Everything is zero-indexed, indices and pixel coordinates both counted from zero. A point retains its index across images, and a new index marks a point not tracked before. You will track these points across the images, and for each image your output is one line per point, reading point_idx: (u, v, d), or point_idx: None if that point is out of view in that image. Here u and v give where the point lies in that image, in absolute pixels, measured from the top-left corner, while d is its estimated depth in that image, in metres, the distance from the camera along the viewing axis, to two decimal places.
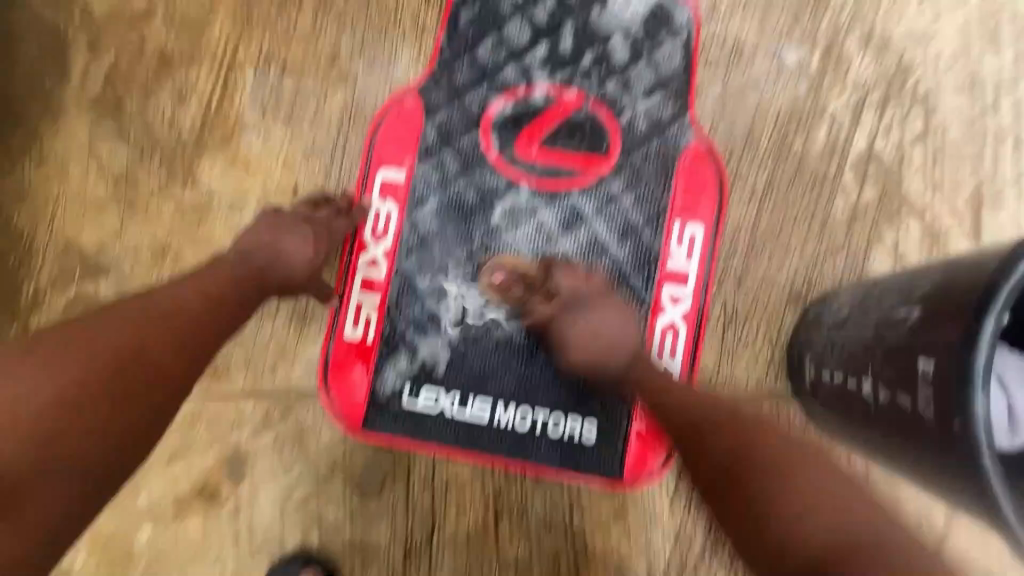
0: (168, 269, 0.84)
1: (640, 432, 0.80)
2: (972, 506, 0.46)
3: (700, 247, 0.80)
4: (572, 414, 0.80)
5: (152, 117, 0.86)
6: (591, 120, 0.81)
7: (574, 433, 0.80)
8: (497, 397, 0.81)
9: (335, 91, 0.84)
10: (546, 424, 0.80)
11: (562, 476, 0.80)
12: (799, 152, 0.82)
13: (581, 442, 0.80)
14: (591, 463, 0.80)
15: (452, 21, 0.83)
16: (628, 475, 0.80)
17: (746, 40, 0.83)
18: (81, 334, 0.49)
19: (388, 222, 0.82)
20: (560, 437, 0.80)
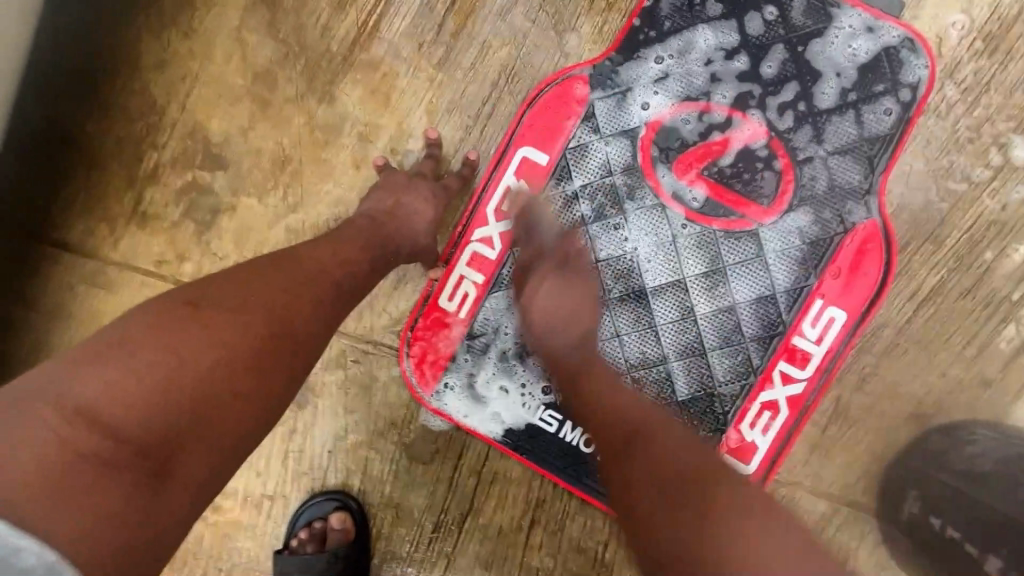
0: (284, 181, 0.82)
1: None
2: None
3: (835, 334, 0.73)
4: None
5: (307, 18, 0.81)
6: (766, 160, 0.72)
7: None
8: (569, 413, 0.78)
9: (501, 46, 0.77)
10: None
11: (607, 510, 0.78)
12: (986, 265, 0.71)
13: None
14: None
15: (650, 6, 0.74)
16: None
17: (976, 119, 0.71)
18: (228, 295, 0.49)
19: None
20: None
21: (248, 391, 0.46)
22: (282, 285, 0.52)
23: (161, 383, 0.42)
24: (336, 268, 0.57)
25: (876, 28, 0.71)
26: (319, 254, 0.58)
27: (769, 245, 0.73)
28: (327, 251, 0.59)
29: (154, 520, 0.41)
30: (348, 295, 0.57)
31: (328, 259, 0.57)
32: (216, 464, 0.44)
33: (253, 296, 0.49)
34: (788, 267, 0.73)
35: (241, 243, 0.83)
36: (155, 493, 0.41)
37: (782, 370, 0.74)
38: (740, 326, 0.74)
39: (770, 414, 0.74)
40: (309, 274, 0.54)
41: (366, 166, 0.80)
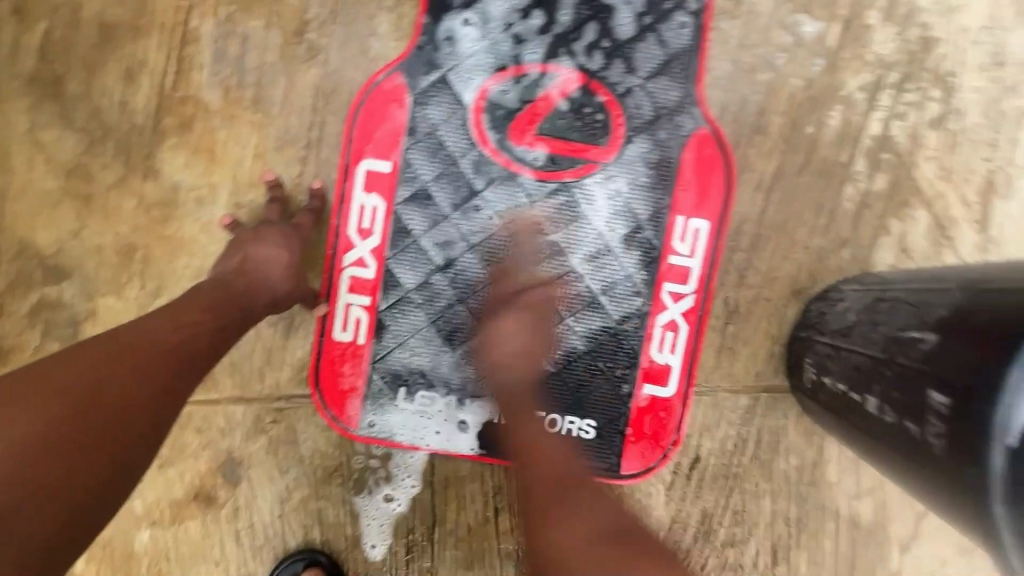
0: (136, 270, 0.78)
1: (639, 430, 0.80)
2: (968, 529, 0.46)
3: (704, 242, 0.77)
4: (570, 413, 0.80)
5: (100, 98, 0.76)
6: (591, 103, 0.74)
7: (572, 431, 0.80)
8: (495, 398, 0.80)
9: (307, 69, 0.76)
10: (544, 423, 0.80)
11: None
12: (812, 138, 0.77)
13: (580, 439, 0.80)
14: (589, 460, 0.81)
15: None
16: (624, 470, 0.81)
17: (761, 10, 0.75)
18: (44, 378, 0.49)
19: (373, 219, 0.76)
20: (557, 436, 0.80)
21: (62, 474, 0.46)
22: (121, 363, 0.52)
23: None
24: (178, 333, 0.57)
25: None
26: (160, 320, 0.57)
27: (620, 181, 0.75)
28: (164, 317, 0.58)
29: None
30: (196, 357, 0.57)
31: (169, 323, 0.57)
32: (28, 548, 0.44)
33: (72, 377, 0.49)
34: (644, 195, 0.76)
35: None
36: None
37: (670, 291, 0.77)
38: (620, 263, 0.77)
39: (672, 333, 0.78)
40: (138, 344, 0.54)
41: (217, 229, 0.78)
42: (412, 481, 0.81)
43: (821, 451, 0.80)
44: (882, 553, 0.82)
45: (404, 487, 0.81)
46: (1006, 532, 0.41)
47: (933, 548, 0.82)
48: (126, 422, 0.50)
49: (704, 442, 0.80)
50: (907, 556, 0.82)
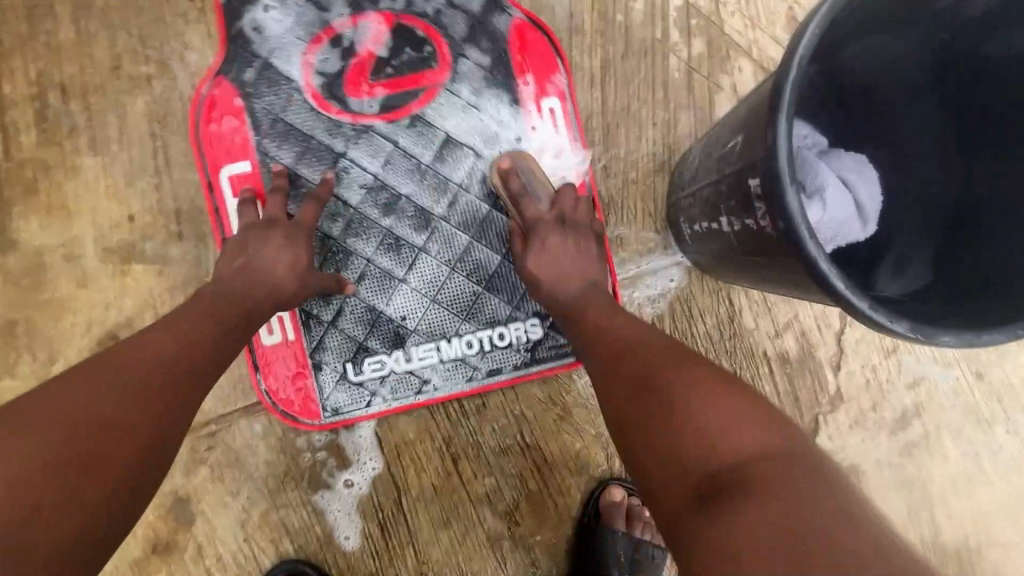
0: (24, 345, 0.76)
1: None
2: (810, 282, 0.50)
3: (562, 118, 0.81)
4: (513, 321, 0.82)
5: None
6: (409, 37, 0.80)
7: (522, 337, 0.82)
8: (435, 337, 0.81)
9: (134, 100, 0.76)
10: (491, 340, 0.82)
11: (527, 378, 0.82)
12: (624, 25, 0.82)
13: (529, 342, 0.82)
14: (551, 355, 0.82)
15: None
16: None
17: None
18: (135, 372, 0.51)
19: None
20: (509, 346, 0.82)
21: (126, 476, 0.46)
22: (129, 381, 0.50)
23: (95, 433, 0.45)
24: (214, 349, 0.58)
25: None
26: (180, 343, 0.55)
27: (464, 93, 0.80)
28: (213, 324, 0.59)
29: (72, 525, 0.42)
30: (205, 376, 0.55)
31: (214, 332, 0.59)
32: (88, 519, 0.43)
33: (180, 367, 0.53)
34: (489, 97, 0.81)
35: None
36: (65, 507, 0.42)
37: (553, 174, 0.81)
38: (500, 166, 0.81)
39: None
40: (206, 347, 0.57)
41: (93, 279, 0.77)
42: (374, 462, 0.81)
43: (731, 303, 0.85)
44: (819, 380, 0.86)
45: (362, 470, 0.81)
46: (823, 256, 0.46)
47: (862, 359, 0.86)
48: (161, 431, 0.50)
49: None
50: (841, 373, 0.86)
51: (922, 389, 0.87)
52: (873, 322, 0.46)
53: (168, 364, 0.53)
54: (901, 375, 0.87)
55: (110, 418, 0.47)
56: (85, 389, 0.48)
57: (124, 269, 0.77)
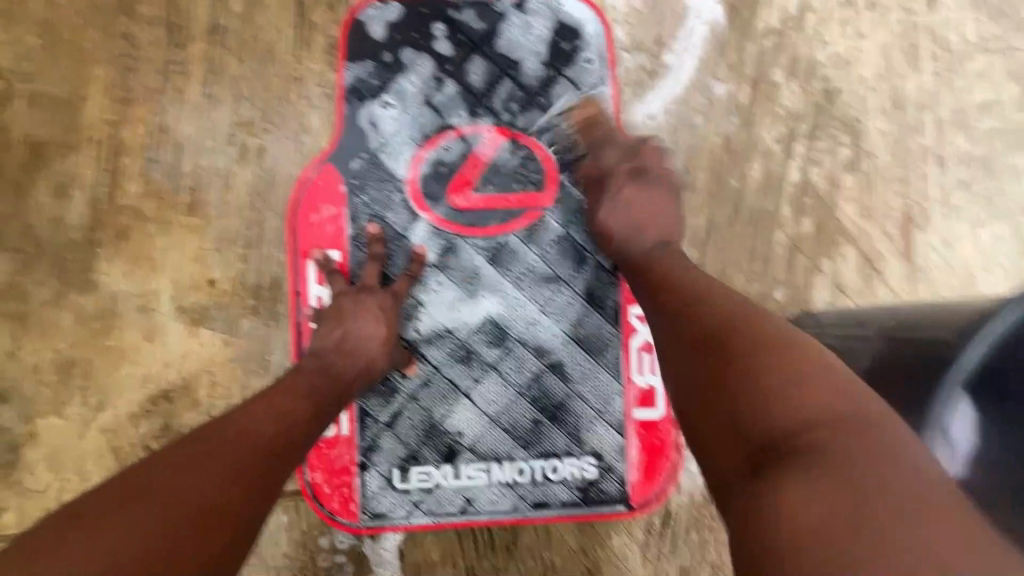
0: (78, 386, 0.76)
1: (644, 458, 0.80)
2: None
3: None
4: (569, 457, 0.79)
5: (33, 218, 0.75)
6: (520, 154, 0.79)
7: (574, 475, 0.79)
8: (487, 458, 0.78)
9: (243, 169, 0.77)
10: (543, 472, 0.79)
11: (569, 518, 0.79)
12: (736, 191, 0.81)
13: (582, 480, 0.79)
14: (599, 499, 0.79)
15: (350, 81, 0.78)
16: (637, 501, 0.80)
17: (673, 78, 0.80)
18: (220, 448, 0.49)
19: None
20: (560, 482, 0.79)
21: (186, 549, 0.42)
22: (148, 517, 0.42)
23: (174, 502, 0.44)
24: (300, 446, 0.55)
25: (536, 8, 0.79)
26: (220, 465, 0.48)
27: (565, 218, 0.79)
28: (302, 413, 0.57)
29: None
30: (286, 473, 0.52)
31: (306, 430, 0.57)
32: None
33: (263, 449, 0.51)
34: (588, 227, 0.79)
35: (59, 467, 0.75)
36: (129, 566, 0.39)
37: (636, 313, 0.80)
38: (587, 298, 0.79)
39: (649, 355, 0.80)
40: (292, 445, 0.54)
41: (160, 334, 0.76)
42: None
43: None
44: None
45: None
46: None
47: None
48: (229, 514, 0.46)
49: (674, 496, 0.80)
50: None
51: None
52: None
53: (190, 499, 0.44)
54: None
55: (190, 488, 0.45)
56: (179, 462, 0.47)
57: (192, 331, 0.77)
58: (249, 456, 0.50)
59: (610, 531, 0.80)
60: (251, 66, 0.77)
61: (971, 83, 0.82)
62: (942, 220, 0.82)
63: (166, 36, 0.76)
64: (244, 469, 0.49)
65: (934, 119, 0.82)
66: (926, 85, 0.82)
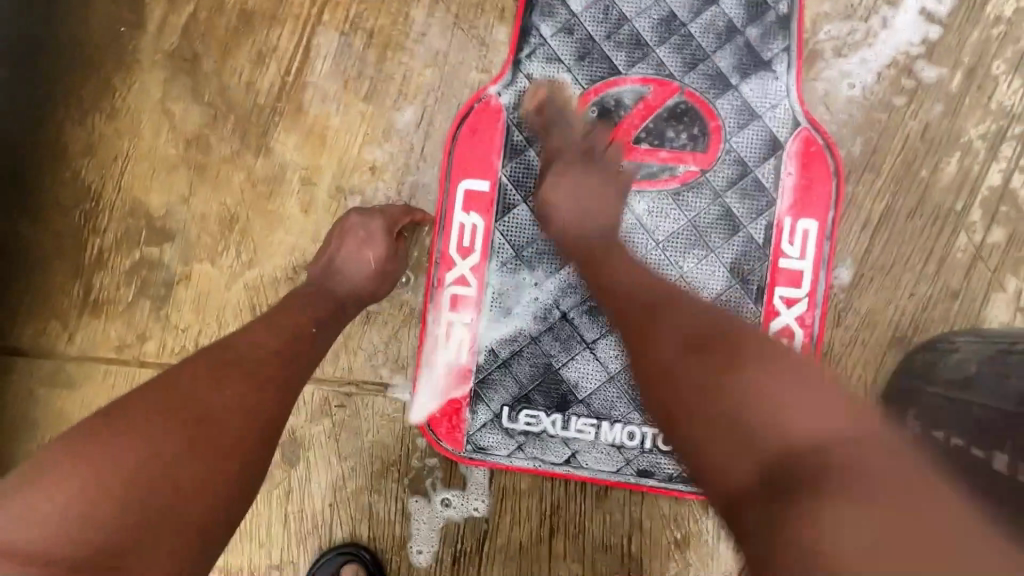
0: (234, 241, 0.80)
1: None
2: None
3: (814, 244, 0.75)
4: None
5: (229, 78, 0.81)
6: (684, 112, 0.76)
7: None
8: (600, 415, 0.77)
9: (425, 67, 0.79)
10: (654, 440, 0.76)
11: (675, 493, 0.76)
12: (925, 181, 0.74)
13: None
14: None
15: (526, 14, 0.78)
16: None
17: (878, 49, 0.75)
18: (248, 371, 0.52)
19: (473, 237, 0.78)
20: (671, 454, 0.76)
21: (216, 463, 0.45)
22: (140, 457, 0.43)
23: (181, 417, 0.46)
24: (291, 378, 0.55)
25: None
26: (210, 399, 0.48)
27: (721, 184, 0.76)
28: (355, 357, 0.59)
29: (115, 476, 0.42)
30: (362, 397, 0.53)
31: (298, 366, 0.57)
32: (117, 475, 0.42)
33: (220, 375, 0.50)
34: (744, 197, 0.76)
35: (203, 312, 0.81)
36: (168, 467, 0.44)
37: (782, 294, 0.75)
38: (732, 268, 0.76)
39: (789, 340, 0.75)
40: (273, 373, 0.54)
41: (316, 209, 0.80)
42: (478, 501, 0.78)
43: None
44: None
45: (467, 498, 0.78)
46: None
47: None
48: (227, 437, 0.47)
49: None
50: None
51: None
52: None
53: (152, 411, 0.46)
54: None
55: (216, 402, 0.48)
56: (245, 378, 0.51)
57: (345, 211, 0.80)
58: (230, 382, 0.50)
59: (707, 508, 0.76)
60: None
61: None
62: None
63: None
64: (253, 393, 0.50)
65: None
66: None
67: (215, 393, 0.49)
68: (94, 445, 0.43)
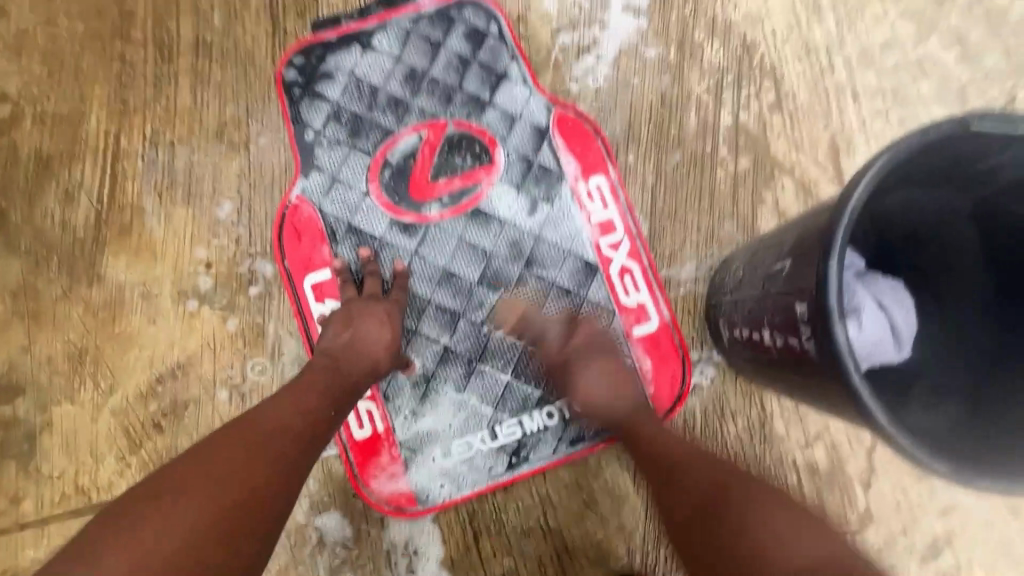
0: (89, 372, 0.81)
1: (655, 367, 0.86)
2: (857, 417, 0.53)
3: (609, 193, 0.88)
4: None
5: (42, 222, 0.83)
6: (460, 138, 0.87)
7: None
8: (517, 413, 0.84)
9: (231, 160, 0.85)
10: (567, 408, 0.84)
11: (608, 441, 0.84)
12: (677, 137, 0.90)
13: None
14: None
15: (293, 116, 0.86)
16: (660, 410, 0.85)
17: (605, 45, 0.90)
18: (253, 428, 0.60)
19: None
20: (588, 412, 0.84)
21: (228, 526, 0.52)
22: (198, 512, 0.51)
23: (215, 475, 0.54)
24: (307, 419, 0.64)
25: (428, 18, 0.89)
26: (238, 461, 0.56)
27: (521, 177, 0.87)
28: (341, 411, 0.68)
29: (157, 534, 0.49)
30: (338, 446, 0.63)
31: (296, 409, 0.64)
32: (168, 532, 0.49)
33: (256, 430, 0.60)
34: (542, 180, 0.87)
35: (75, 452, 0.80)
36: (197, 523, 0.51)
37: (606, 245, 0.87)
38: (562, 236, 0.86)
39: (629, 278, 0.87)
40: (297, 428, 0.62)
41: (164, 317, 0.83)
42: (400, 536, 0.82)
43: (763, 408, 0.86)
44: (848, 495, 0.85)
45: (389, 535, 0.82)
46: (849, 361, 0.49)
47: (894, 479, 0.85)
48: (252, 490, 0.55)
49: (692, 398, 0.86)
50: (872, 492, 0.85)
51: (957, 520, 0.85)
52: (914, 458, 0.47)
53: (196, 478, 0.54)
54: (934, 502, 0.85)
55: (229, 460, 0.56)
56: (255, 435, 0.59)
57: (193, 310, 0.83)
58: (252, 443, 0.58)
59: (605, 461, 0.84)
60: (233, 72, 0.87)
61: (868, 25, 0.93)
62: (866, 146, 0.91)
63: (156, 54, 0.87)
64: (266, 452, 0.58)
65: (844, 59, 0.92)
66: (831, 31, 0.93)
67: (236, 451, 0.57)
68: (115, 529, 0.50)
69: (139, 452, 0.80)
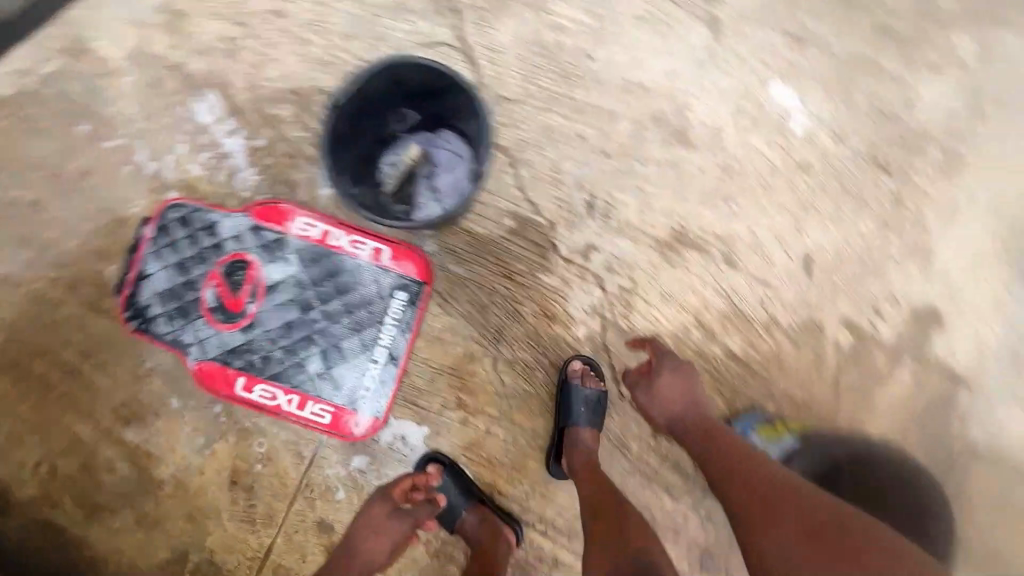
0: (201, 516, 1.43)
1: (407, 263, 1.47)
2: None
3: (310, 219, 1.46)
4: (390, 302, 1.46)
5: (113, 488, 1.43)
6: (228, 268, 1.45)
7: (401, 302, 1.46)
8: (375, 342, 1.46)
9: (152, 381, 1.44)
10: (391, 318, 1.46)
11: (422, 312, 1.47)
12: (311, 163, 1.47)
13: (406, 299, 1.46)
14: (419, 293, 1.46)
15: (154, 337, 1.44)
16: (428, 277, 1.47)
17: (239, 161, 1.46)
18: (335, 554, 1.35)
19: (266, 390, 1.44)
20: (401, 311, 1.46)
21: None
22: None
23: None
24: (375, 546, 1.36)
25: (156, 236, 1.45)
26: None
27: (269, 254, 1.46)
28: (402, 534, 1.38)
29: None
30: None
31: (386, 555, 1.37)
32: None
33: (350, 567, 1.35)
34: (279, 245, 1.46)
35: (232, 547, 1.43)
36: None
37: (333, 241, 1.46)
38: (313, 258, 1.46)
39: (358, 242, 1.47)
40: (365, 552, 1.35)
41: (202, 465, 1.44)
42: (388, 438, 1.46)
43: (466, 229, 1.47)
44: (535, 223, 1.48)
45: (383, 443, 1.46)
46: None
47: (546, 197, 1.48)
48: None
49: (435, 258, 1.47)
50: (543, 212, 1.48)
51: (586, 184, 1.49)
52: None
53: None
54: (570, 187, 1.49)
55: None
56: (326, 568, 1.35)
57: (210, 450, 1.44)
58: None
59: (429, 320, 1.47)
60: (109, 348, 1.44)
61: (333, 21, 1.48)
62: None
63: (70, 378, 1.44)
64: None
65: (340, 49, 1.48)
66: (322, 43, 1.48)
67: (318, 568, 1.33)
68: None
69: (256, 520, 1.44)
